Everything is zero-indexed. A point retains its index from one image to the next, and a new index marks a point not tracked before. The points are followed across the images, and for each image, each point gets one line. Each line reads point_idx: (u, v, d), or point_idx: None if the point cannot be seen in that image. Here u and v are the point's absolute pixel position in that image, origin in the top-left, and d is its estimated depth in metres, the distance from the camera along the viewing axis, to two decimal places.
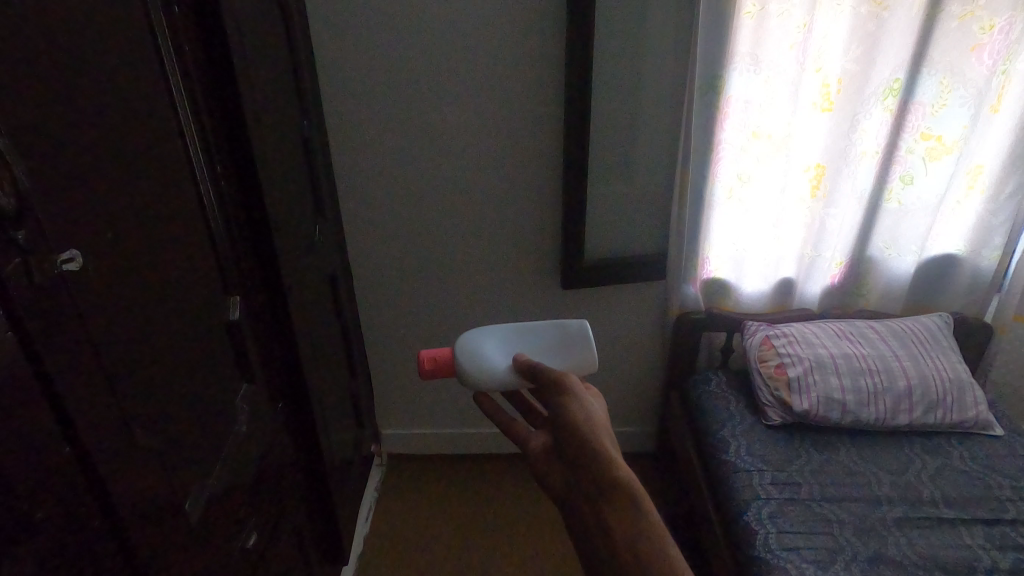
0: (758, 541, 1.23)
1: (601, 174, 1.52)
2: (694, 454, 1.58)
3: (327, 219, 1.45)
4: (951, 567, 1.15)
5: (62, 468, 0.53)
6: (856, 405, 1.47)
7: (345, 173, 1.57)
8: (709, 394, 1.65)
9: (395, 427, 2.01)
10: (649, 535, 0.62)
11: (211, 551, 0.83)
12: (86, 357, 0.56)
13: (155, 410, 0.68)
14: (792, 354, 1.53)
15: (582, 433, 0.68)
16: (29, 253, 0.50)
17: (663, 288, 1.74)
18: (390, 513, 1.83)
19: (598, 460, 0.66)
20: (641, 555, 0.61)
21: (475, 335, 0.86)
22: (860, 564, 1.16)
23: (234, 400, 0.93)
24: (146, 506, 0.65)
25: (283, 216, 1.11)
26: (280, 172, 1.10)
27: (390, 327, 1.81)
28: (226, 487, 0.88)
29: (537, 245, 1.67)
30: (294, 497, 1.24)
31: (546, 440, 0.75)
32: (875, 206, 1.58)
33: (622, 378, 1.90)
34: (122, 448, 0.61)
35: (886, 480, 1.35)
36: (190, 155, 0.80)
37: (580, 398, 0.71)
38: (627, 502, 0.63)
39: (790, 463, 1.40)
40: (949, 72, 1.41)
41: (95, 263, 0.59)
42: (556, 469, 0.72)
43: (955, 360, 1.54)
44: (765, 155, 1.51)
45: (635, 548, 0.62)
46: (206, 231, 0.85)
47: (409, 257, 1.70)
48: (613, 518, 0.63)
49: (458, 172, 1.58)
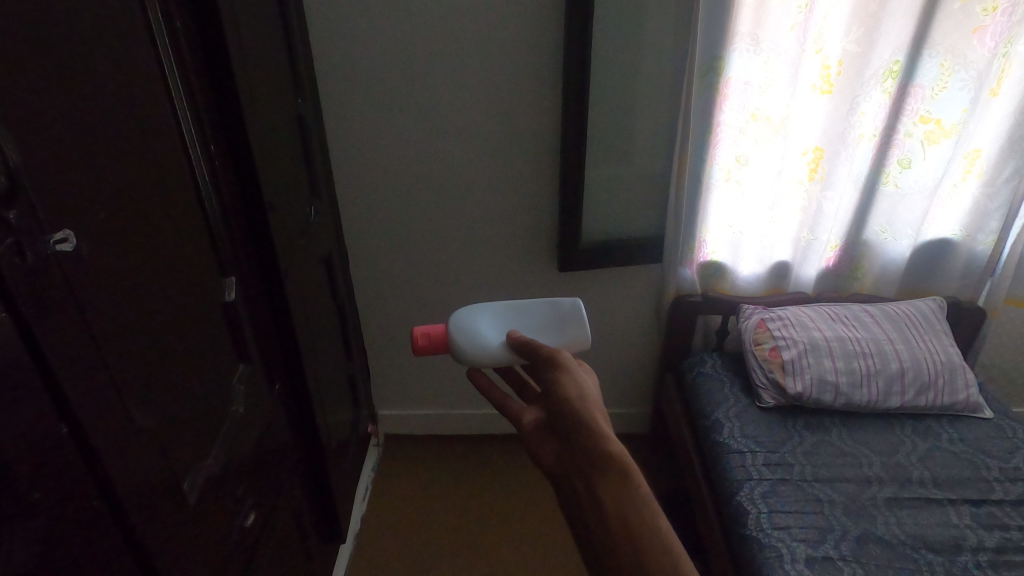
0: (750, 521, 1.25)
1: (599, 156, 1.51)
2: (688, 435, 1.60)
3: (323, 200, 1.44)
4: (937, 546, 1.18)
5: (59, 450, 0.53)
6: (849, 387, 1.48)
7: (341, 153, 1.55)
8: (704, 376, 1.66)
9: (392, 408, 2.02)
10: (640, 508, 0.62)
11: (210, 530, 0.84)
12: (82, 340, 0.55)
13: (151, 391, 0.68)
14: (787, 337, 1.54)
15: (574, 409, 0.68)
16: (21, 234, 0.49)
17: (659, 271, 1.74)
18: (387, 492, 1.85)
19: (589, 435, 0.66)
20: (633, 528, 0.61)
21: (469, 312, 0.87)
22: (849, 542, 1.19)
23: (230, 382, 0.93)
24: (144, 487, 0.65)
25: (278, 196, 1.09)
26: (275, 151, 1.09)
27: (387, 308, 1.80)
28: (225, 468, 0.89)
29: (535, 226, 1.66)
30: (292, 476, 1.25)
31: (539, 416, 0.76)
32: (872, 189, 1.58)
33: (617, 360, 1.91)
34: (119, 429, 0.61)
35: (876, 461, 1.37)
36: (183, 134, 0.79)
37: (573, 375, 0.71)
38: (618, 476, 0.64)
39: (783, 444, 1.42)
40: (950, 54, 1.40)
41: (89, 243, 0.58)
42: (549, 445, 0.72)
43: (947, 344, 1.55)
44: (764, 138, 1.51)
45: (625, 521, 0.62)
46: (200, 212, 0.84)
47: (405, 238, 1.69)
48: (604, 491, 0.64)
49: (454, 152, 1.56)
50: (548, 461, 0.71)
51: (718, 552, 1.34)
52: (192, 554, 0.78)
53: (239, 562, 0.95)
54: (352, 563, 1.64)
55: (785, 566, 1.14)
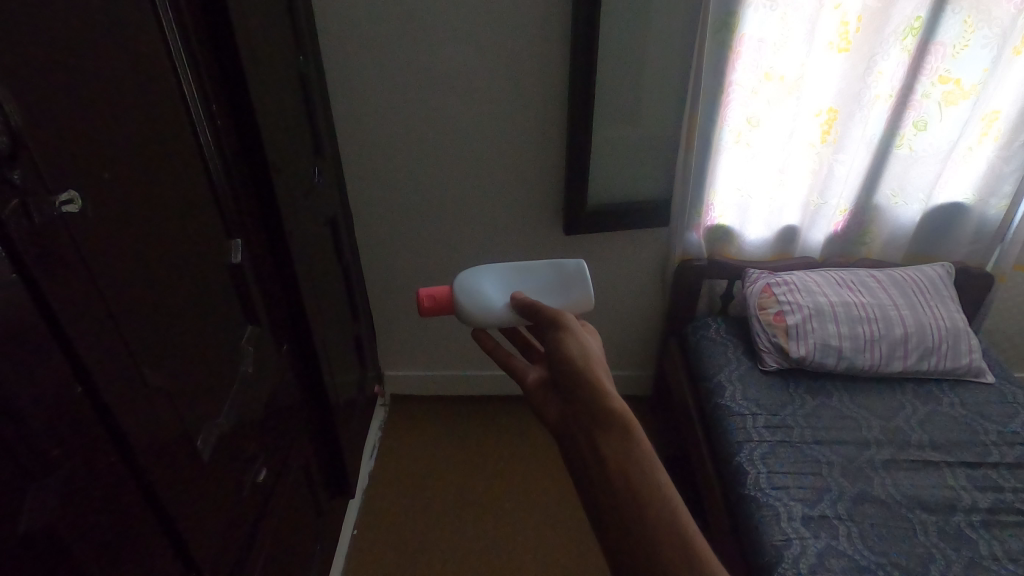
0: (749, 481, 1.27)
1: (607, 116, 1.48)
2: (691, 397, 1.62)
3: (326, 161, 1.42)
4: (932, 506, 1.21)
5: (74, 408, 0.54)
6: (852, 352, 1.49)
7: (344, 112, 1.52)
8: (708, 340, 1.67)
9: (397, 369, 2.04)
10: (641, 461, 0.64)
11: (223, 486, 0.86)
12: (92, 301, 0.56)
13: (162, 351, 0.69)
14: (792, 302, 1.54)
15: (578, 367, 0.69)
16: (26, 194, 0.49)
17: (666, 234, 1.72)
18: (394, 451, 1.90)
19: (592, 390, 0.67)
20: (634, 479, 0.62)
21: (475, 273, 0.86)
22: (845, 502, 1.22)
23: (237, 343, 0.94)
24: (158, 444, 0.67)
25: (282, 157, 1.08)
26: (278, 110, 1.07)
27: (392, 271, 1.80)
28: (236, 427, 0.91)
29: (540, 189, 1.65)
30: (302, 435, 1.27)
31: (541, 374, 0.77)
32: (885, 152, 1.55)
33: (622, 323, 1.92)
34: (132, 388, 0.62)
35: (876, 425, 1.39)
36: (185, 93, 0.78)
37: (577, 335, 0.72)
38: (620, 429, 0.65)
39: (784, 407, 1.44)
40: (973, 10, 1.35)
41: (95, 205, 0.58)
42: (553, 403, 0.73)
43: (953, 309, 1.55)
44: (777, 98, 1.47)
45: (626, 473, 0.63)
46: (204, 173, 0.83)
47: (410, 200, 1.67)
48: (606, 444, 0.65)
49: (459, 113, 1.53)
50: (553, 421, 0.72)
51: (716, 509, 1.38)
52: (207, 509, 0.81)
53: (253, 516, 0.99)
54: (360, 517, 1.69)
55: (782, 524, 1.17)
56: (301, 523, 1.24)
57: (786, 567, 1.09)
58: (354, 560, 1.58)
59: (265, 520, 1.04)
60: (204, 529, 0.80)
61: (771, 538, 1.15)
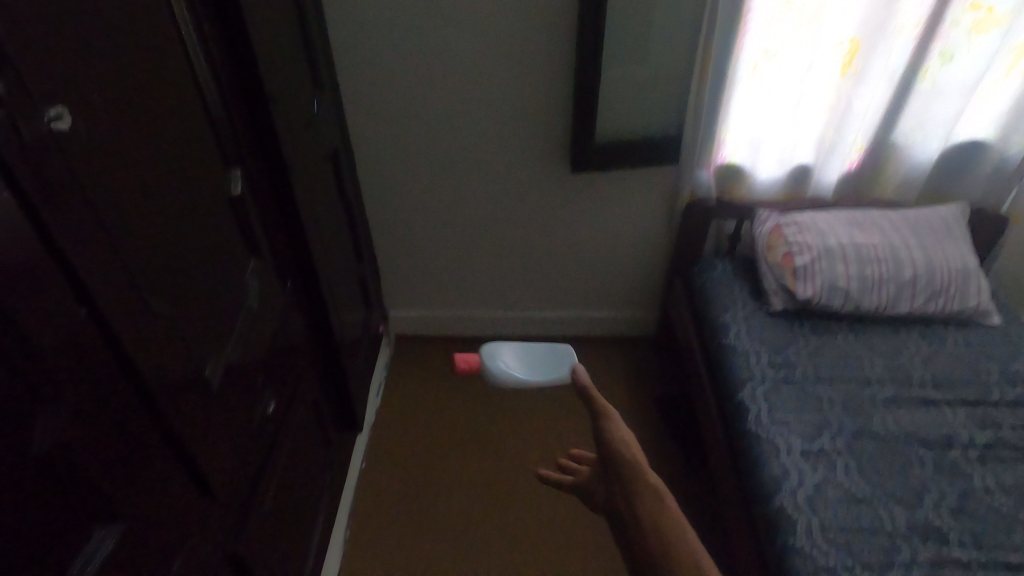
0: (750, 417, 1.29)
1: (616, 46, 1.43)
2: (695, 337, 1.63)
3: (326, 94, 1.38)
4: (929, 442, 1.23)
5: (77, 331, 0.56)
6: (859, 292, 1.48)
7: (343, 42, 1.47)
8: (714, 281, 1.65)
9: (403, 309, 2.05)
10: (676, 528, 0.75)
11: (233, 415, 0.88)
12: (88, 221, 0.57)
13: (164, 281, 0.71)
14: (801, 243, 1.52)
15: (619, 471, 0.82)
16: (13, 107, 0.49)
17: (674, 172, 1.68)
18: (400, 388, 1.92)
19: (633, 473, 0.81)
20: (671, 544, 0.74)
21: (492, 348, 0.97)
22: (845, 438, 1.24)
23: (241, 277, 0.94)
24: (162, 366, 0.69)
25: (280, 86, 1.05)
26: (274, 36, 1.03)
27: (395, 211, 1.78)
28: (245, 358, 0.92)
29: (546, 125, 1.60)
30: (310, 370, 1.29)
31: (590, 471, 0.90)
32: (907, 86, 1.48)
33: (627, 264, 1.91)
34: (135, 314, 0.64)
35: (878, 364, 1.40)
36: (173, 14, 0.75)
37: (616, 421, 0.84)
38: (663, 517, 0.76)
39: (788, 346, 1.44)
40: None
41: (85, 124, 0.58)
42: (601, 497, 0.86)
43: (965, 250, 1.53)
44: (797, 27, 1.39)
45: (665, 547, 0.74)
46: (199, 99, 0.81)
47: (412, 137, 1.63)
48: (641, 533, 0.76)
49: (462, 43, 1.47)
50: (598, 503, 0.87)
51: (715, 444, 1.41)
52: (218, 435, 0.82)
53: (264, 445, 1.01)
54: (369, 450, 1.74)
55: (782, 457, 1.20)
56: (312, 453, 1.27)
57: (783, 497, 1.13)
58: (364, 491, 1.64)
59: (277, 449, 1.06)
60: (218, 454, 0.82)
61: (769, 471, 1.18)
